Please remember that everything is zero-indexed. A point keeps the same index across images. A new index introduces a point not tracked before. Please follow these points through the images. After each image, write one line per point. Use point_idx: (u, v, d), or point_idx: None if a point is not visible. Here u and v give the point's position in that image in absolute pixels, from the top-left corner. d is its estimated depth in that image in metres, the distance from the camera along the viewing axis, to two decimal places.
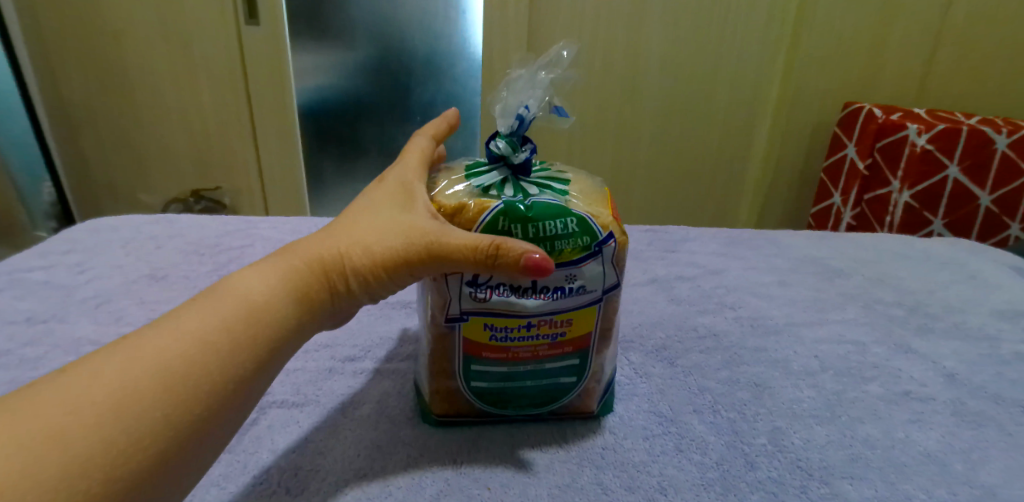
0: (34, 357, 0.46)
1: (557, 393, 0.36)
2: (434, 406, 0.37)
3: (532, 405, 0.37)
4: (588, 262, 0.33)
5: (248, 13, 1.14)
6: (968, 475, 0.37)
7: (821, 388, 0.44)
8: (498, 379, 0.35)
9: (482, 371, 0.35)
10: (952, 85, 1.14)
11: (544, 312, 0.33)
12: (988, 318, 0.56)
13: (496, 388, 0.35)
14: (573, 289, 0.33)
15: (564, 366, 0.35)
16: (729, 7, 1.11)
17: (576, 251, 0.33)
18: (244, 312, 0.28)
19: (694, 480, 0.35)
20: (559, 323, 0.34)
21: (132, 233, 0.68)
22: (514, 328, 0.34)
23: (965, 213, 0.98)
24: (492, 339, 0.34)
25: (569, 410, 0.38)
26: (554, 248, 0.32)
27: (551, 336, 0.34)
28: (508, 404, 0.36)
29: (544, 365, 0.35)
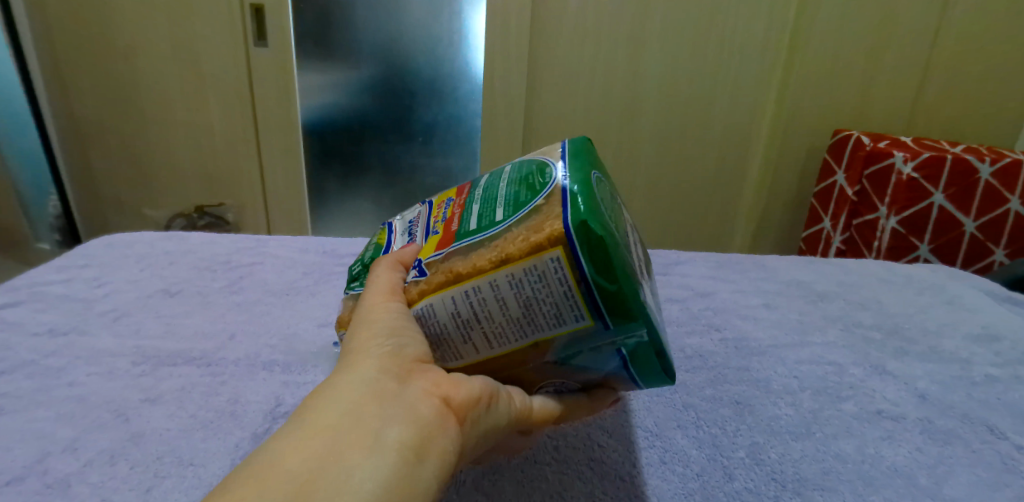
0: (58, 366, 0.50)
1: (514, 166, 0.40)
2: (531, 260, 0.31)
3: (535, 167, 0.37)
4: (398, 223, 0.46)
5: (258, 35, 1.18)
6: (932, 488, 0.40)
7: (799, 406, 0.48)
8: (489, 204, 0.36)
9: (480, 219, 0.35)
10: (937, 115, 1.18)
11: (424, 219, 0.42)
12: (961, 342, 0.59)
13: (499, 201, 0.35)
14: (413, 220, 0.44)
15: (478, 181, 0.41)
16: (723, 35, 1.15)
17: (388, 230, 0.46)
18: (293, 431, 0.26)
19: (676, 490, 0.39)
20: (438, 203, 0.43)
21: (145, 249, 0.71)
22: (435, 225, 0.40)
23: (950, 239, 1.02)
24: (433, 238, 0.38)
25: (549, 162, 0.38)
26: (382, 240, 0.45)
27: (445, 201, 0.42)
28: (528, 186, 0.35)
29: (478, 184, 0.40)
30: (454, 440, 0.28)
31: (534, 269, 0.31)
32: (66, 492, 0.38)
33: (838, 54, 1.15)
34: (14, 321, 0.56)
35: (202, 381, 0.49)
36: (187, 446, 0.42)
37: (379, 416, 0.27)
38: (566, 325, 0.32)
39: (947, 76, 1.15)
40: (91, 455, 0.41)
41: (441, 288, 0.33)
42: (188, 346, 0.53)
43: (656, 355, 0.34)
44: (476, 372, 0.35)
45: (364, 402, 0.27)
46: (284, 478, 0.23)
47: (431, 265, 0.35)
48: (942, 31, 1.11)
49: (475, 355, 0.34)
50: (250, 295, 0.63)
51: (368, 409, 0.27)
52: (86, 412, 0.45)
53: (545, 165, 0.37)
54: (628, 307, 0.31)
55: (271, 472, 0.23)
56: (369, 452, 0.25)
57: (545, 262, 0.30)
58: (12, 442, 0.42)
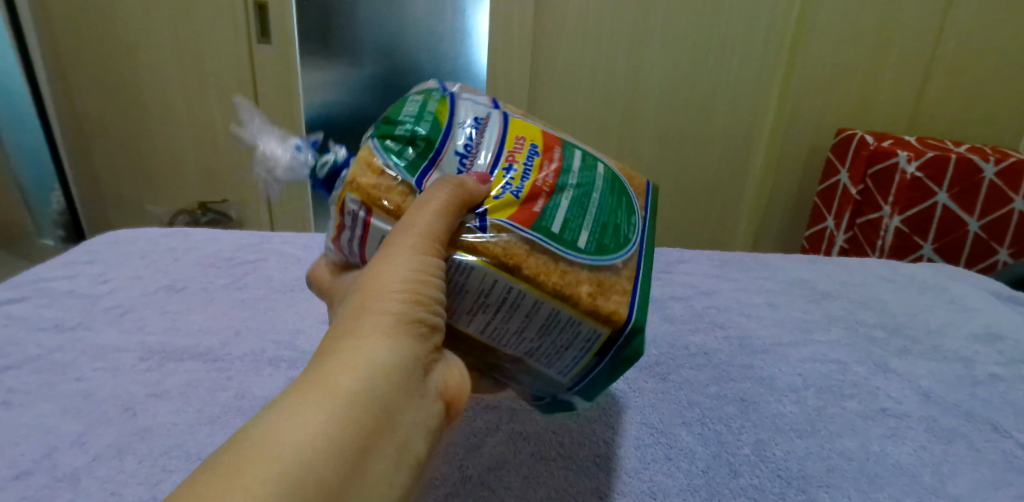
0: (63, 362, 0.50)
1: (603, 173, 0.39)
2: (586, 319, 0.32)
3: (617, 208, 0.37)
4: (453, 103, 0.41)
5: (260, 31, 1.18)
6: (936, 486, 0.41)
7: (803, 403, 0.48)
8: (578, 214, 0.34)
9: (565, 224, 0.33)
10: (940, 114, 1.18)
11: (495, 146, 0.36)
12: (964, 340, 0.59)
13: (583, 217, 0.34)
14: (480, 122, 0.37)
15: (572, 158, 0.37)
16: (726, 33, 1.14)
17: (450, 103, 0.38)
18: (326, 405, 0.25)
19: (682, 486, 0.39)
20: (515, 141, 0.37)
21: (149, 245, 0.72)
22: (498, 175, 0.36)
23: (954, 238, 1.02)
24: (513, 193, 0.33)
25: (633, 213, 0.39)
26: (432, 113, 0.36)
27: (529, 147, 0.36)
28: (614, 234, 0.35)
29: (561, 163, 0.38)
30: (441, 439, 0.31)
31: (575, 323, 0.33)
32: (75, 486, 0.38)
33: (842, 53, 1.15)
34: (20, 317, 0.56)
35: (208, 377, 0.49)
36: (194, 441, 0.43)
37: (403, 425, 0.28)
38: (549, 372, 0.36)
39: (951, 75, 1.15)
40: (99, 449, 0.41)
41: (494, 266, 0.31)
42: (194, 341, 0.53)
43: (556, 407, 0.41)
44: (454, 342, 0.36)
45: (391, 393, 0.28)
46: (319, 467, 0.23)
47: (493, 230, 0.32)
48: (947, 30, 1.11)
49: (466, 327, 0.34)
50: (254, 291, 0.63)
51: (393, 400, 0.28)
52: (93, 407, 0.45)
53: (633, 219, 0.38)
54: (593, 393, 0.37)
55: (304, 459, 0.23)
56: (393, 465, 0.27)
57: (589, 330, 0.33)
58: (19, 436, 0.42)
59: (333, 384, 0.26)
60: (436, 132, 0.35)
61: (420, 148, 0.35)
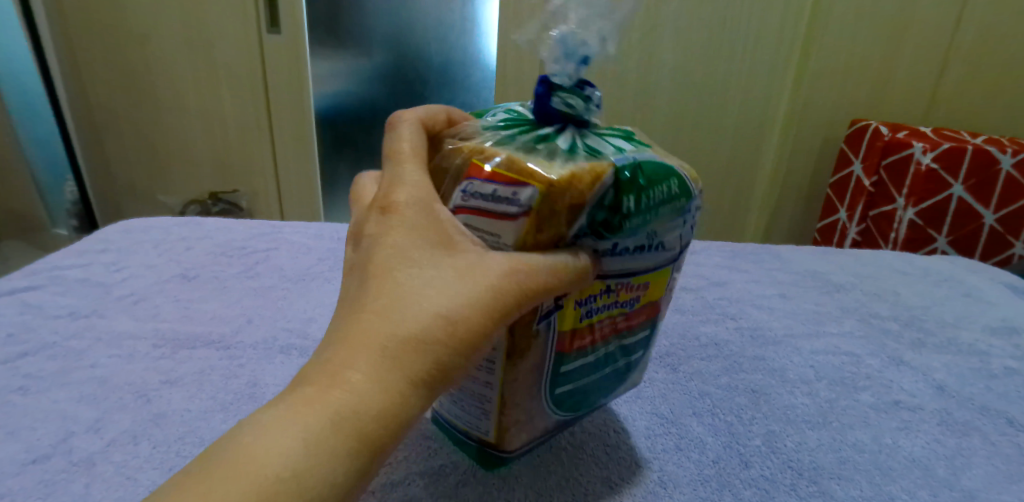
0: (78, 349, 0.51)
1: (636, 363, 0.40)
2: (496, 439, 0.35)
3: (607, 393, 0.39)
4: (670, 224, 0.35)
5: (270, 21, 1.17)
6: (950, 479, 0.40)
7: (815, 395, 0.48)
8: (582, 370, 0.35)
9: (563, 373, 0.34)
10: (957, 106, 1.16)
11: (621, 280, 0.34)
12: (980, 334, 0.59)
13: (578, 384, 0.35)
14: (654, 252, 0.35)
15: (642, 326, 0.38)
16: (740, 21, 1.12)
17: (671, 216, 0.34)
18: (347, 416, 0.24)
19: (691, 476, 0.39)
20: (637, 286, 0.35)
21: (162, 234, 0.72)
22: (595, 299, 0.33)
23: (969, 231, 1.00)
24: (580, 319, 0.33)
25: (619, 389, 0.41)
26: (657, 216, 0.33)
27: (626, 299, 0.35)
28: (576, 402, 0.37)
29: (625, 336, 0.37)
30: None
31: (484, 417, 0.35)
32: (91, 471, 0.39)
33: (856, 41, 1.13)
34: (36, 304, 0.57)
35: (220, 364, 0.50)
36: (207, 427, 0.43)
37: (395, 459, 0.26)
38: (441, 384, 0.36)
39: (969, 64, 1.12)
40: (114, 435, 0.42)
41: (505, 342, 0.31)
42: (207, 329, 0.54)
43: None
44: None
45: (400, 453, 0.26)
46: (303, 474, 0.22)
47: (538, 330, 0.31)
48: (966, 20, 1.08)
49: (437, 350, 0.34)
50: (266, 280, 0.63)
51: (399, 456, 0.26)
52: (108, 394, 0.46)
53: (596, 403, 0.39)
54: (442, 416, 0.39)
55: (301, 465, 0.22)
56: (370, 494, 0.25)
57: (484, 428, 0.35)
58: (36, 422, 0.43)
59: (359, 419, 0.24)
60: (644, 239, 0.33)
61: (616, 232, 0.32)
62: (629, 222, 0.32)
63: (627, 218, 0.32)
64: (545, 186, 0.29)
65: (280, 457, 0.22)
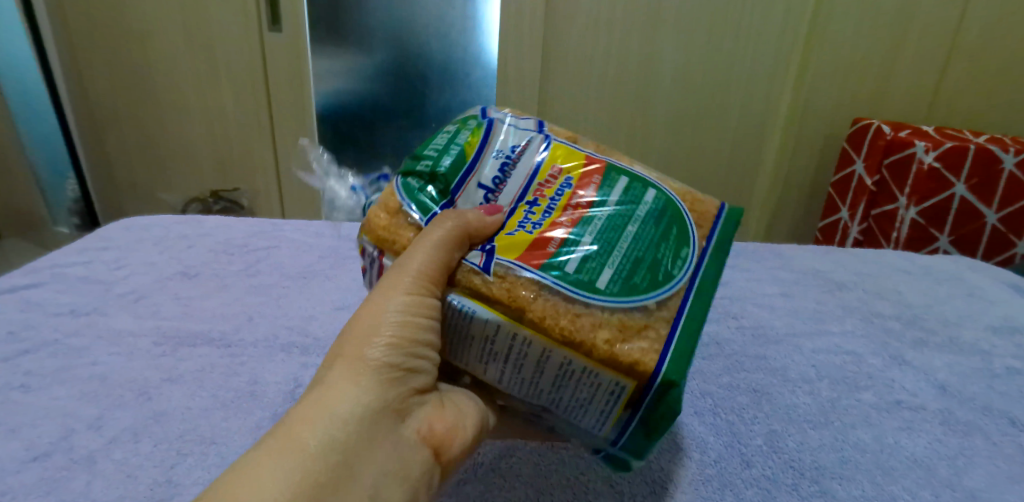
0: (80, 346, 0.51)
1: (664, 209, 0.37)
2: (619, 376, 0.31)
3: (674, 251, 0.35)
4: (505, 136, 0.39)
5: (270, 19, 1.17)
6: (951, 479, 0.40)
7: (817, 394, 0.48)
8: (602, 251, 0.34)
9: (581, 267, 0.33)
10: (960, 105, 1.16)
11: (523, 183, 0.37)
12: (982, 333, 0.58)
13: (619, 265, 0.33)
14: (515, 152, 0.38)
15: (610, 184, 0.37)
16: (742, 19, 1.12)
17: (483, 130, 0.39)
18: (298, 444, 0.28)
19: (692, 476, 0.39)
20: (552, 170, 0.38)
21: (163, 231, 0.72)
22: (533, 217, 0.35)
23: (972, 230, 1.00)
24: (531, 234, 0.34)
25: (687, 224, 0.36)
26: (465, 141, 0.38)
27: (561, 183, 0.37)
28: (650, 270, 0.34)
29: (607, 201, 0.36)
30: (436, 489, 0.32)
31: (594, 375, 0.32)
32: (92, 468, 0.39)
33: (859, 39, 1.12)
34: (37, 302, 0.57)
35: (221, 362, 0.50)
36: (208, 425, 0.43)
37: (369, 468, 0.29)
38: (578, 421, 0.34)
39: (973, 63, 1.12)
40: (115, 433, 0.42)
41: (493, 307, 0.33)
42: (208, 326, 0.54)
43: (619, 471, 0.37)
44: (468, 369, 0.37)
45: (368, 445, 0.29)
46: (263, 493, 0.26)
47: (498, 272, 0.33)
48: (970, 18, 1.08)
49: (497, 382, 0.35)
50: (267, 278, 0.63)
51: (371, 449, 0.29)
52: (109, 391, 0.46)
53: (685, 252, 0.35)
54: (637, 452, 0.34)
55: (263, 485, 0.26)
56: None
57: (612, 380, 0.31)
58: (37, 419, 0.43)
59: (309, 442, 0.28)
60: (490, 161, 0.38)
61: (449, 175, 0.37)
62: (439, 167, 0.37)
63: (438, 167, 0.37)
64: (366, 230, 0.37)
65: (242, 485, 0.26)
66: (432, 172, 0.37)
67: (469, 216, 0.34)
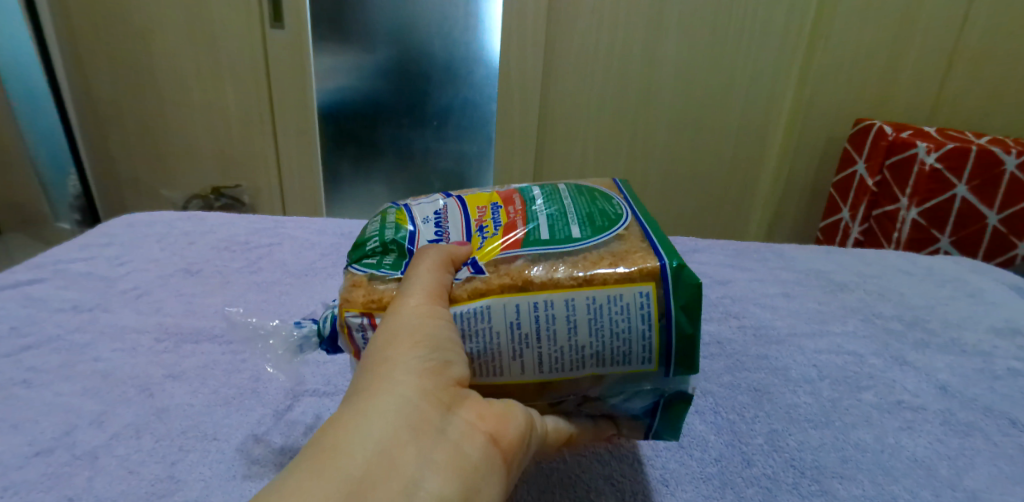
0: (82, 342, 0.51)
1: (575, 186, 0.43)
2: (624, 287, 0.33)
3: (604, 202, 0.40)
4: (421, 208, 0.42)
5: (273, 16, 1.17)
6: (952, 480, 0.40)
7: (818, 394, 0.48)
8: (559, 220, 0.38)
9: (553, 232, 0.36)
10: (962, 107, 1.16)
11: (462, 222, 0.40)
12: (983, 334, 0.58)
13: (576, 221, 0.37)
14: (440, 213, 0.41)
15: (527, 192, 0.42)
16: (743, 20, 1.12)
17: (405, 210, 0.42)
18: (347, 446, 0.25)
19: (694, 474, 0.39)
20: (478, 206, 0.41)
21: (166, 228, 0.72)
22: (489, 232, 0.38)
23: (973, 231, 0.99)
24: (494, 235, 0.37)
25: (604, 191, 0.42)
26: (396, 217, 0.41)
27: (491, 210, 0.41)
28: (602, 217, 0.38)
29: (533, 197, 0.41)
30: (501, 486, 0.28)
31: (608, 300, 0.33)
32: (94, 464, 0.39)
33: (860, 40, 1.12)
34: (40, 298, 0.57)
35: (223, 359, 0.50)
36: (211, 421, 0.43)
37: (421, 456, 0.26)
38: (628, 367, 0.34)
39: (974, 64, 1.12)
40: (117, 428, 0.42)
41: (494, 295, 0.33)
42: (210, 323, 0.54)
43: (688, 412, 0.36)
44: (497, 392, 0.34)
45: (411, 440, 0.26)
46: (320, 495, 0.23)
47: (491, 267, 0.34)
48: (972, 20, 1.08)
49: (529, 376, 0.34)
50: (269, 275, 0.64)
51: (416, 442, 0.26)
52: (111, 387, 0.46)
53: (615, 202, 0.40)
54: (693, 362, 0.33)
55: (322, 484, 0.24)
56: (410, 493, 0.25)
57: (635, 295, 0.32)
58: (39, 414, 0.43)
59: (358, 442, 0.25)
60: (422, 218, 0.41)
61: (402, 237, 0.38)
62: (386, 237, 0.38)
63: (387, 237, 0.38)
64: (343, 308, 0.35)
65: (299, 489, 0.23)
66: (382, 243, 0.38)
67: (450, 246, 0.36)
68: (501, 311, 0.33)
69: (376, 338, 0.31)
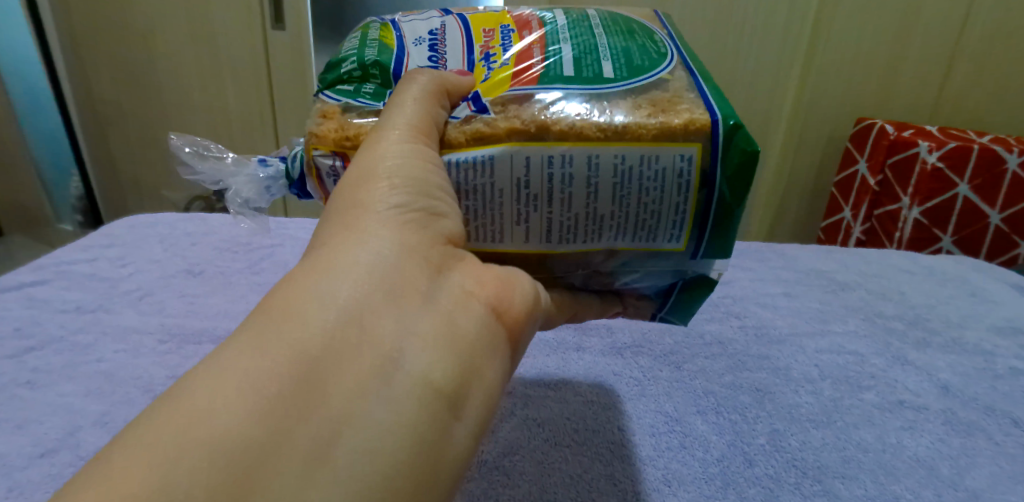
0: (85, 343, 0.51)
1: (610, 19, 0.38)
2: (660, 148, 0.30)
3: (643, 38, 0.35)
4: (416, 28, 0.37)
5: (275, 18, 1.17)
6: (954, 479, 0.40)
7: (819, 394, 0.48)
8: (588, 55, 0.33)
9: (578, 67, 0.32)
10: (963, 107, 1.16)
11: (465, 48, 0.36)
12: (985, 334, 0.58)
13: (608, 58, 0.33)
14: (436, 34, 0.36)
15: (550, 18, 0.37)
16: (745, 21, 1.11)
17: (394, 30, 0.37)
18: (308, 315, 0.22)
19: (696, 474, 0.39)
20: (483, 31, 0.37)
21: (167, 229, 0.72)
22: (497, 65, 0.34)
23: (975, 230, 0.99)
24: (506, 66, 0.33)
25: (650, 27, 0.37)
26: (379, 35, 0.36)
27: (502, 35, 0.36)
28: (641, 52, 0.33)
29: (557, 25, 0.36)
30: (495, 363, 0.26)
31: (645, 162, 0.30)
32: None
33: (859, 42, 1.12)
34: (43, 299, 0.57)
35: None
36: None
37: (403, 327, 0.23)
38: (653, 241, 0.32)
39: (974, 63, 1.12)
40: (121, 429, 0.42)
41: (503, 143, 0.30)
42: (213, 324, 0.54)
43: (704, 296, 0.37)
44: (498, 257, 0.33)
45: (391, 302, 0.23)
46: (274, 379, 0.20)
47: (502, 106, 0.31)
48: (972, 20, 1.08)
49: (537, 247, 0.32)
50: (272, 275, 0.64)
51: (399, 305, 0.23)
52: (114, 388, 0.46)
53: (657, 38, 0.35)
54: (725, 245, 0.33)
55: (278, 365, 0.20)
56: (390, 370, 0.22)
57: (675, 158, 0.30)
58: (43, 415, 0.44)
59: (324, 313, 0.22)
60: (411, 39, 0.36)
61: (382, 59, 0.34)
62: (365, 57, 0.34)
63: (364, 57, 0.34)
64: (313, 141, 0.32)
65: (248, 372, 0.20)
66: (360, 62, 0.34)
67: (445, 79, 0.32)
68: (513, 164, 0.30)
69: (349, 172, 0.28)
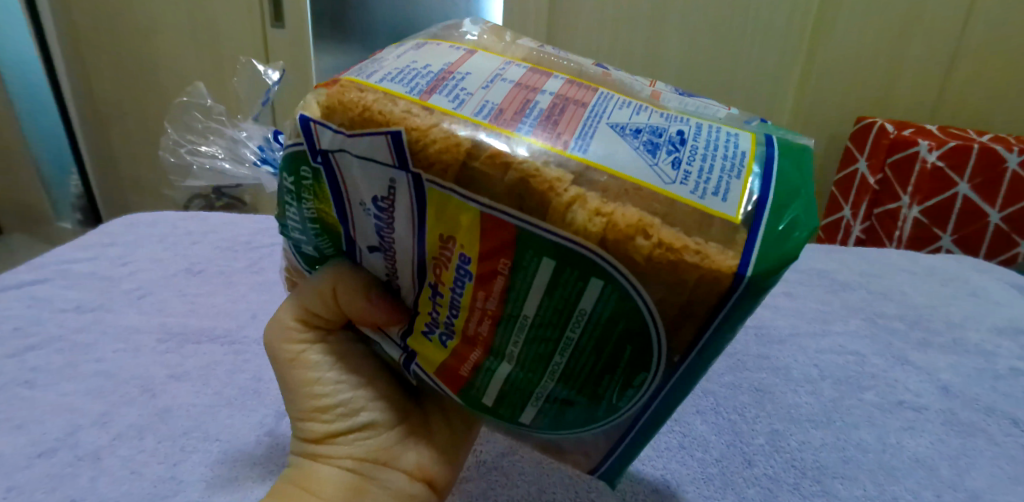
0: (85, 342, 0.51)
1: (617, 298, 0.24)
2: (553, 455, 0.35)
3: (628, 365, 0.26)
4: (361, 212, 0.28)
5: (274, 15, 1.16)
6: (954, 480, 0.40)
7: (819, 395, 0.48)
8: (526, 384, 0.29)
9: (505, 390, 0.29)
10: (964, 106, 1.15)
11: (413, 278, 0.29)
12: (985, 334, 0.58)
13: (547, 389, 0.28)
14: (383, 233, 0.28)
15: (522, 278, 0.25)
16: (744, 20, 1.11)
17: (334, 202, 0.29)
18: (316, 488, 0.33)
19: (695, 474, 0.39)
20: (439, 271, 0.27)
21: (169, 228, 0.72)
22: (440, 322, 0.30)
23: (974, 229, 0.99)
24: (447, 341, 0.30)
25: (659, 338, 0.24)
26: (321, 212, 0.30)
27: (455, 279, 0.27)
28: (588, 399, 0.28)
29: (519, 303, 0.26)
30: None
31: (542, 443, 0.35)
32: (98, 464, 0.39)
33: (859, 41, 1.12)
34: (43, 297, 0.57)
35: (225, 359, 0.50)
36: (213, 422, 0.43)
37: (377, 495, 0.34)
38: None
39: (976, 63, 1.11)
40: (120, 429, 0.42)
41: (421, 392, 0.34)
42: (213, 323, 0.54)
43: None
44: None
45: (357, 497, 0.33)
46: None
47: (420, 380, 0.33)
48: (975, 18, 1.07)
49: None
50: (271, 274, 0.64)
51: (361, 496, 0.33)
52: (114, 387, 0.46)
53: (639, 379, 0.26)
54: None
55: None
56: None
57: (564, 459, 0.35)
58: (43, 414, 0.43)
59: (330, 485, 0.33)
60: (360, 237, 0.30)
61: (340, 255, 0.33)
62: (323, 250, 0.33)
63: (322, 248, 0.33)
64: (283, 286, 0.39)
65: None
66: (319, 253, 0.33)
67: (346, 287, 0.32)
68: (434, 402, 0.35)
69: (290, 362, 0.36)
